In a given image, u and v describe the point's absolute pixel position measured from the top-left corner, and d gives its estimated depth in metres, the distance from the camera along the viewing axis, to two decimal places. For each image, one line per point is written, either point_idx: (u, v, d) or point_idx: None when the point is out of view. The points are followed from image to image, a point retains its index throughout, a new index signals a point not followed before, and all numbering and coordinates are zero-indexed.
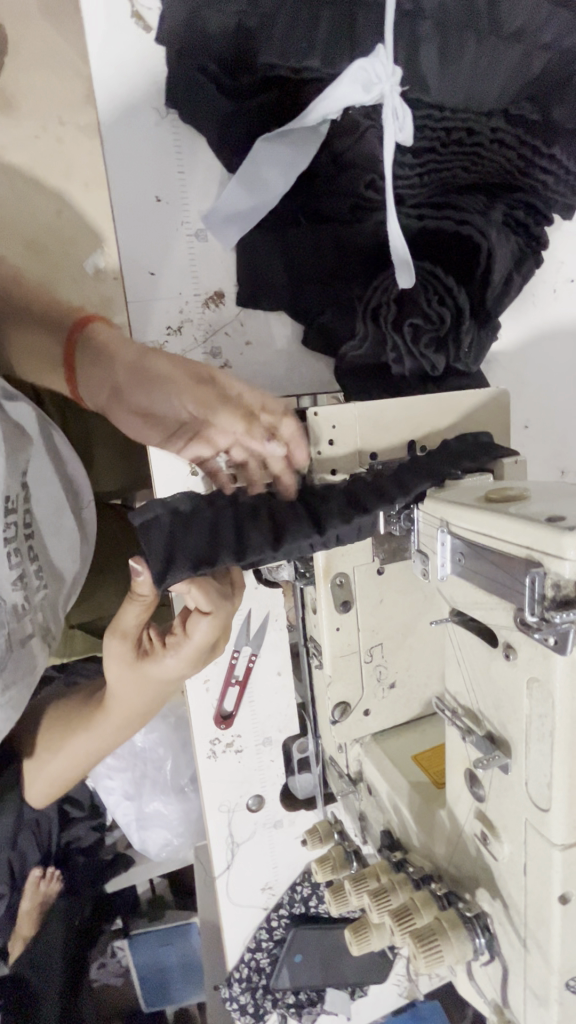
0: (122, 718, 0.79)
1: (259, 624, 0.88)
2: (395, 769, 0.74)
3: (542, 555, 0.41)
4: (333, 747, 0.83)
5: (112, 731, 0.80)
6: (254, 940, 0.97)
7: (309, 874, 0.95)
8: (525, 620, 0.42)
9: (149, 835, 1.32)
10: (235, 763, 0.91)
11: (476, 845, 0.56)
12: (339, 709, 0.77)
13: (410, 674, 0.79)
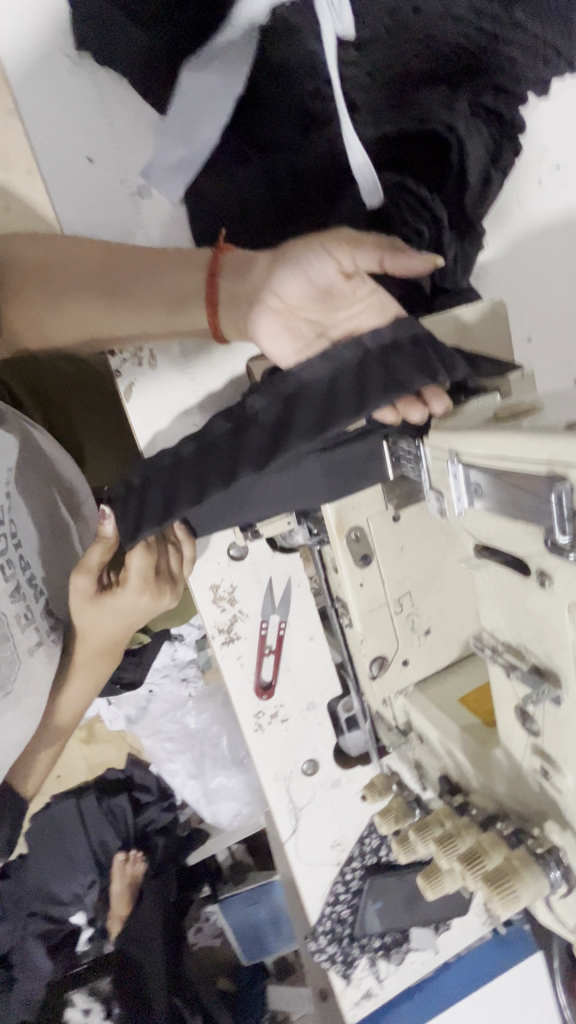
0: (90, 670, 0.80)
1: (283, 592, 0.85)
2: (444, 715, 0.72)
3: (565, 468, 0.37)
4: (378, 702, 0.81)
5: (87, 684, 0.81)
6: (332, 896, 0.98)
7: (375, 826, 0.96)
8: (556, 541, 0.39)
9: (220, 808, 1.38)
10: (283, 732, 0.91)
11: (537, 780, 0.54)
12: (377, 663, 0.76)
13: (444, 618, 0.76)
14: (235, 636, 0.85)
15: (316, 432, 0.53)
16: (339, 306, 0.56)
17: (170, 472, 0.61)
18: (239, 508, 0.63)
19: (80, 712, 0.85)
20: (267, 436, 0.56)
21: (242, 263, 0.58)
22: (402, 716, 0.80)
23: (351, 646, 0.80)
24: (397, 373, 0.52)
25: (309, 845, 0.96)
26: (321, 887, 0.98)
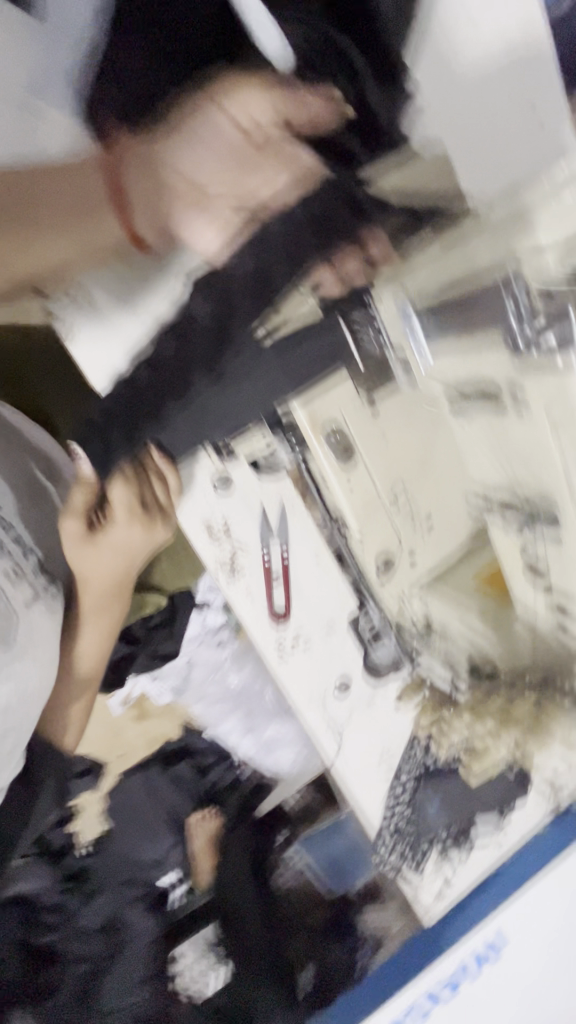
0: (100, 614, 0.87)
1: (278, 515, 0.80)
2: (462, 600, 0.80)
3: (509, 264, 0.46)
4: (394, 607, 0.83)
5: (98, 625, 0.88)
6: (389, 802, 0.99)
7: (417, 733, 0.96)
8: (517, 343, 0.47)
9: (278, 758, 1.34)
10: (307, 656, 0.89)
11: (546, 596, 0.67)
12: (379, 565, 0.76)
13: (445, 504, 0.74)
14: (238, 569, 0.83)
15: (242, 326, 0.57)
16: (258, 168, 0.52)
17: (157, 392, 0.65)
18: (203, 430, 0.68)
19: (102, 661, 0.91)
20: (214, 337, 0.58)
21: (134, 149, 0.51)
22: (417, 609, 0.82)
23: (357, 558, 0.78)
24: (334, 218, 0.52)
25: (357, 761, 0.97)
26: (376, 798, 0.99)
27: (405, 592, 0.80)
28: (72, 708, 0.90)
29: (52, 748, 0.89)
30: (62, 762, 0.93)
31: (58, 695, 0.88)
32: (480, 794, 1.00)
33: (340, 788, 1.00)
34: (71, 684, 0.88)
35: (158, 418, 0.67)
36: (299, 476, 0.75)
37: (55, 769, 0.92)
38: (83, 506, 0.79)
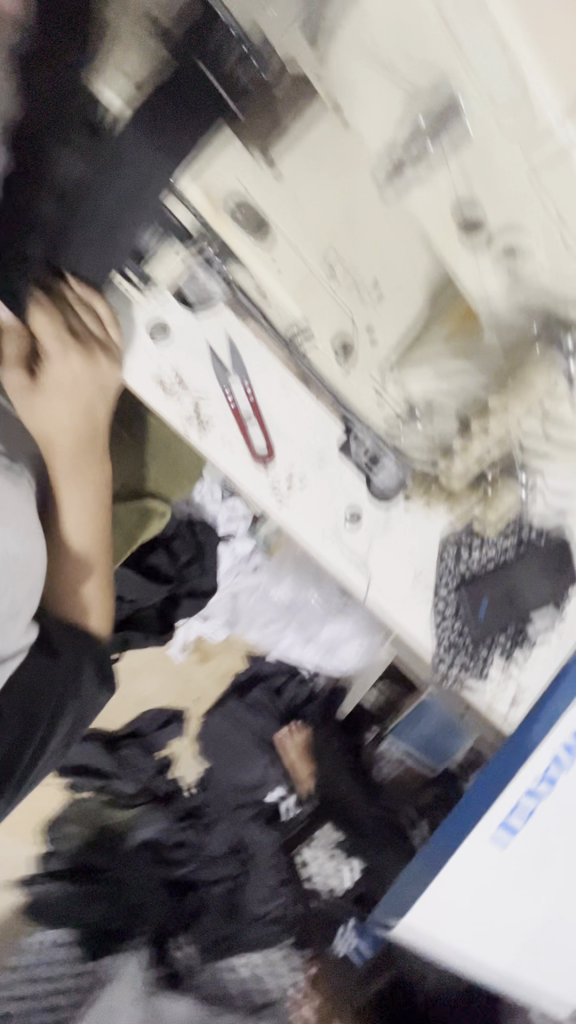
0: (84, 475, 0.73)
1: (228, 350, 0.78)
2: (439, 370, 0.78)
3: None
4: (371, 398, 0.80)
5: (80, 488, 0.73)
6: (437, 620, 0.94)
7: (445, 547, 0.91)
8: None
9: (343, 654, 1.58)
10: (305, 491, 0.86)
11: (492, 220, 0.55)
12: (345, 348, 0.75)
13: (390, 263, 0.68)
14: (206, 419, 0.80)
15: (91, 96, 0.57)
16: None
17: (31, 204, 0.62)
18: (121, 235, 0.65)
19: (103, 539, 0.76)
20: (66, 108, 0.57)
21: None
22: (400, 395, 0.80)
23: (318, 367, 0.78)
24: None
25: (391, 590, 0.93)
26: (425, 620, 0.95)
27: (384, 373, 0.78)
28: (96, 601, 0.76)
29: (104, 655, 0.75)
30: (97, 704, 0.74)
31: (66, 583, 0.74)
32: (528, 580, 0.91)
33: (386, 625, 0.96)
34: (76, 570, 0.74)
35: (62, 241, 0.65)
36: (235, 301, 0.75)
37: (85, 714, 0.73)
38: (16, 353, 0.68)
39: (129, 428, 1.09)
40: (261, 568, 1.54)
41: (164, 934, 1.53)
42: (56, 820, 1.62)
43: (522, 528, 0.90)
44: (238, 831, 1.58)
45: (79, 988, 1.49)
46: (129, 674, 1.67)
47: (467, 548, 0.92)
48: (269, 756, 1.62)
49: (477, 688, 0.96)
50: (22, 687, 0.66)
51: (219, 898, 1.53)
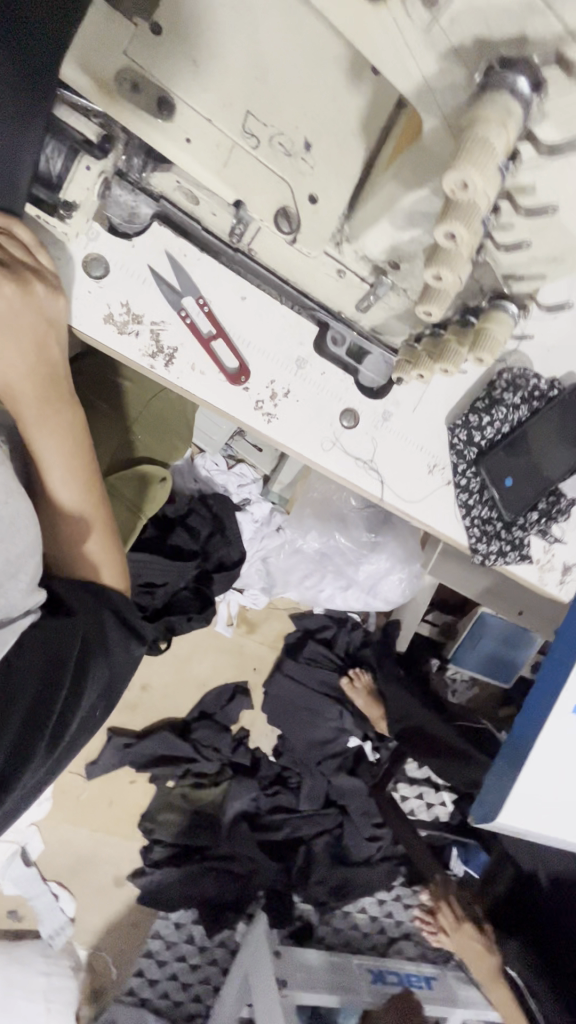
0: (51, 418, 0.66)
1: (171, 265, 0.73)
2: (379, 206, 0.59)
3: None
4: (337, 280, 0.71)
5: (53, 438, 0.66)
6: (467, 511, 0.89)
7: (452, 424, 0.87)
8: None
9: (386, 587, 1.60)
10: (293, 401, 0.81)
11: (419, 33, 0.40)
12: (290, 222, 0.63)
13: (321, 110, 0.57)
14: (171, 351, 0.75)
15: None
16: None
17: None
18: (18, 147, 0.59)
19: (95, 491, 0.71)
20: None
21: None
22: (365, 256, 0.66)
23: (268, 259, 0.72)
24: None
25: (408, 486, 0.88)
26: (452, 511, 0.90)
27: (340, 236, 0.65)
28: (104, 558, 0.72)
29: (128, 613, 0.69)
30: (125, 670, 0.67)
31: (68, 545, 0.70)
32: (542, 440, 0.89)
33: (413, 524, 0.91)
34: (75, 529, 0.70)
35: None
36: (165, 214, 0.72)
37: (114, 680, 0.66)
38: None
39: (108, 399, 1.04)
40: (284, 526, 1.59)
41: (281, 894, 1.56)
42: (149, 811, 1.63)
43: (523, 388, 0.86)
44: (325, 782, 1.62)
45: (216, 960, 1.62)
46: (185, 658, 1.68)
47: (477, 425, 0.87)
48: (340, 704, 1.64)
49: (524, 565, 0.94)
50: (46, 635, 0.60)
51: (323, 847, 1.59)
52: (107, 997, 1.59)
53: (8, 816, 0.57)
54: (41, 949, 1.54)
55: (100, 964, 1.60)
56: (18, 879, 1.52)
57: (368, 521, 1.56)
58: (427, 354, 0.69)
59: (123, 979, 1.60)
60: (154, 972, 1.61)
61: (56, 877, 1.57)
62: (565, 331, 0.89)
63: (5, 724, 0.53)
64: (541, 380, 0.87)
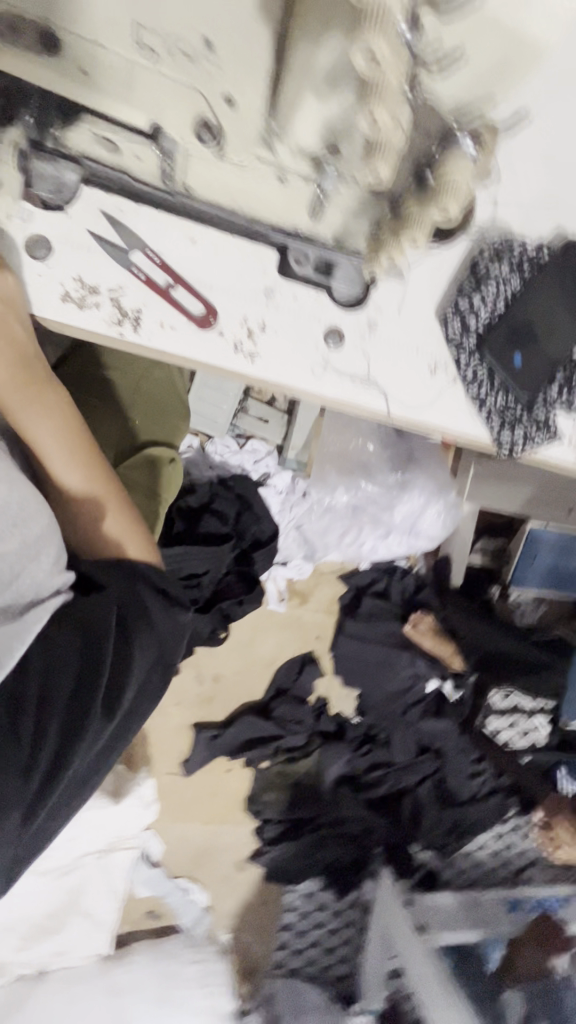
0: (36, 400, 0.68)
1: (113, 226, 0.71)
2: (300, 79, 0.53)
3: None
4: (281, 186, 0.67)
5: (44, 424, 0.68)
6: (481, 403, 0.84)
7: (444, 314, 0.81)
8: None
9: (427, 522, 1.58)
10: (273, 336, 0.77)
11: None
12: (212, 130, 0.62)
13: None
14: (135, 314, 0.73)
15: None
16: None
17: None
18: None
19: (100, 470, 0.71)
20: None
21: None
22: (302, 152, 0.61)
23: (207, 191, 0.70)
24: None
25: (414, 392, 0.83)
26: (465, 408, 0.84)
27: (271, 135, 0.61)
28: (127, 534, 0.71)
29: (163, 581, 0.67)
30: (177, 639, 0.65)
31: (88, 528, 0.70)
32: (544, 306, 0.81)
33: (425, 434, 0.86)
34: (91, 511, 0.70)
35: None
36: (93, 175, 0.69)
37: (166, 650, 0.63)
38: None
39: (101, 395, 1.04)
40: (311, 490, 1.55)
41: (397, 845, 1.58)
42: (253, 792, 1.64)
43: (510, 255, 0.80)
44: (414, 731, 1.60)
45: (352, 920, 1.63)
46: (249, 641, 1.63)
47: (469, 308, 0.81)
48: (409, 655, 1.58)
49: (556, 447, 0.87)
50: (82, 609, 0.59)
51: (429, 792, 1.59)
52: (259, 974, 1.68)
53: (81, 784, 0.58)
54: (186, 940, 1.61)
55: (246, 946, 1.69)
56: (148, 878, 1.59)
57: (391, 461, 1.56)
58: (390, 234, 0.68)
59: (267, 951, 1.70)
60: (297, 941, 1.67)
61: (183, 871, 1.63)
62: (542, 187, 0.81)
63: (53, 697, 0.54)
64: (527, 243, 0.81)
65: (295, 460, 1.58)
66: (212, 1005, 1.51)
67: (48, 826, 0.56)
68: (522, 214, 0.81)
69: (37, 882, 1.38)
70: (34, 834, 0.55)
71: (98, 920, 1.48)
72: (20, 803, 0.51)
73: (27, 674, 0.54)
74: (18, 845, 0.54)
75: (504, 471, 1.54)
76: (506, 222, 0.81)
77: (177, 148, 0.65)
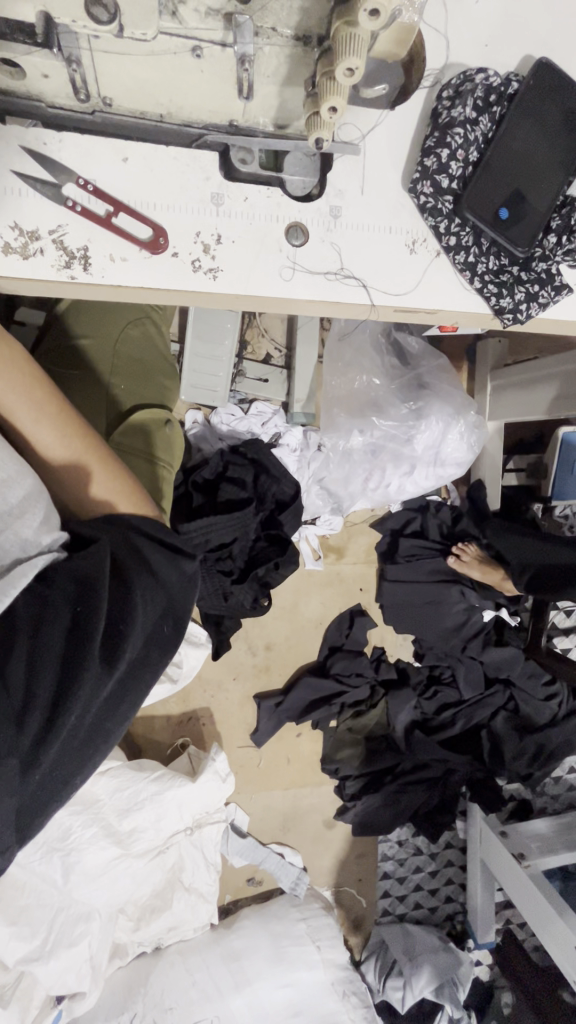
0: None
1: (37, 162, 0.67)
2: None
3: None
4: (197, 64, 0.60)
5: (14, 394, 0.64)
6: (472, 270, 0.76)
7: (414, 181, 0.73)
8: None
9: (449, 447, 1.41)
10: (231, 245, 0.72)
11: None
12: (107, 6, 0.54)
13: None
14: (82, 252, 0.69)
15: None
16: None
17: None
18: None
19: (81, 432, 0.68)
20: None
21: None
22: (210, 9, 0.56)
23: (128, 101, 0.65)
24: None
25: (395, 275, 0.76)
26: (455, 281, 0.77)
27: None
28: (119, 493, 0.69)
29: (166, 536, 0.66)
30: (184, 591, 0.64)
31: (78, 496, 0.67)
32: (522, 147, 0.73)
33: (417, 319, 0.79)
34: (77, 478, 0.67)
35: None
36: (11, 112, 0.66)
37: (174, 599, 0.62)
38: None
39: (81, 365, 1.02)
40: (324, 440, 1.43)
41: (482, 781, 1.50)
42: (326, 752, 1.53)
43: (473, 94, 0.70)
44: (479, 664, 1.49)
45: (449, 859, 1.59)
46: (292, 604, 1.56)
47: (438, 167, 0.72)
48: (458, 586, 1.46)
49: (565, 299, 0.80)
50: (75, 562, 0.56)
51: (504, 724, 1.49)
52: (367, 925, 1.56)
53: (88, 741, 0.53)
54: (289, 900, 1.49)
55: (350, 899, 1.57)
56: (242, 848, 1.47)
57: (401, 392, 1.40)
58: (326, 77, 0.57)
59: (372, 906, 1.57)
60: (399, 887, 1.58)
61: (273, 836, 1.54)
62: (496, 15, 0.74)
63: (45, 643, 0.51)
64: (490, 77, 0.72)
65: (303, 414, 1.46)
66: (328, 958, 1.40)
67: (57, 785, 0.52)
68: (478, 46, 0.74)
69: (131, 866, 1.22)
70: (38, 794, 0.51)
71: (203, 893, 1.36)
72: (18, 752, 0.48)
73: (17, 622, 0.51)
74: (21, 803, 0.50)
75: (523, 377, 1.39)
76: (462, 61, 0.74)
77: (76, 41, 0.57)
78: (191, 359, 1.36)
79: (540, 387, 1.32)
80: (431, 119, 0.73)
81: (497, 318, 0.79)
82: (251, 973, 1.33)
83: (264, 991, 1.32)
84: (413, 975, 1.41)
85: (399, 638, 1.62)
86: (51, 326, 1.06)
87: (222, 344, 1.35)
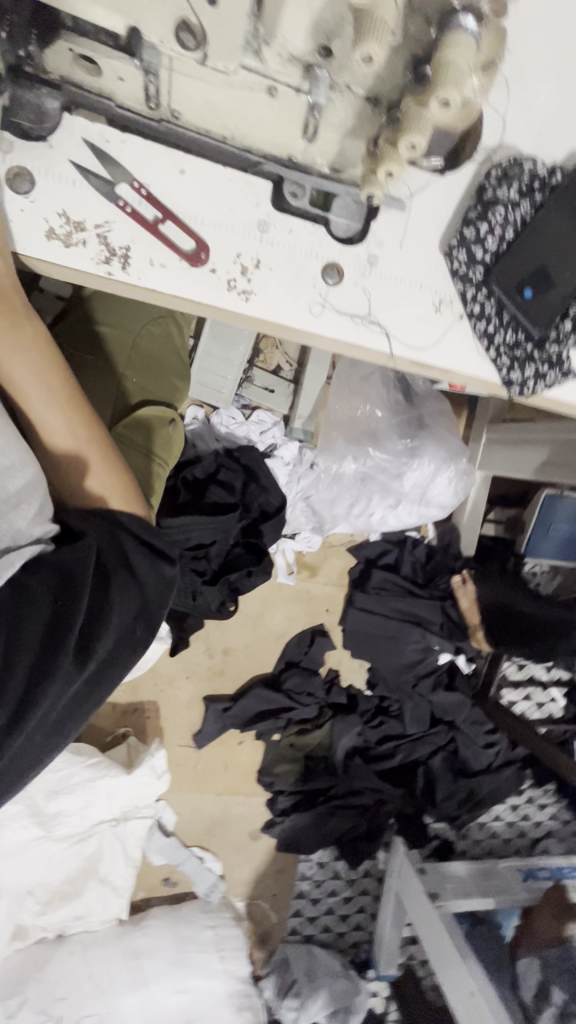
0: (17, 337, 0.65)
1: (95, 157, 0.68)
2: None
3: None
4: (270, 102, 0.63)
5: (30, 376, 0.66)
6: (489, 340, 0.80)
7: (449, 250, 0.77)
8: None
9: (436, 491, 1.45)
10: (268, 270, 0.74)
11: None
12: (194, 34, 0.57)
13: None
14: (123, 251, 0.70)
15: None
16: None
17: None
18: None
19: (88, 423, 0.69)
20: None
21: None
22: (291, 57, 0.59)
23: (195, 117, 0.67)
24: None
25: (414, 328, 0.79)
26: (473, 347, 0.81)
27: (258, 40, 0.58)
28: (114, 489, 0.69)
29: (151, 538, 0.67)
30: (160, 593, 0.64)
31: (73, 486, 0.68)
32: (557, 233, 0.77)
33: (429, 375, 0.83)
34: (75, 469, 0.68)
35: None
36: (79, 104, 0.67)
37: (149, 601, 0.62)
38: None
39: (95, 349, 1.03)
40: (318, 460, 1.45)
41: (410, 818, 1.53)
42: (265, 765, 1.54)
43: (519, 179, 0.76)
44: (427, 703, 1.52)
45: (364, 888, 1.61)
46: (258, 615, 1.57)
47: (475, 238, 0.77)
48: (420, 626, 1.49)
49: (568, 383, 0.84)
50: (60, 558, 0.57)
51: (441, 765, 1.53)
52: (273, 941, 1.58)
53: (49, 734, 0.54)
54: (201, 906, 1.50)
55: (261, 912, 1.58)
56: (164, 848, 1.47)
57: (400, 429, 1.44)
58: (389, 146, 0.60)
59: (282, 921, 1.59)
60: (311, 908, 1.60)
61: (196, 840, 1.54)
62: (552, 106, 0.78)
63: (22, 638, 0.51)
64: (536, 165, 0.77)
65: (302, 430, 1.48)
66: (229, 969, 1.41)
67: (12, 775, 0.53)
68: (532, 133, 0.78)
69: (48, 847, 1.24)
70: None
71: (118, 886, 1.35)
72: None
73: None
74: None
75: (515, 436, 1.44)
76: (514, 144, 0.78)
77: (158, 56, 0.59)
78: (203, 357, 1.37)
79: (532, 448, 1.37)
80: (476, 193, 0.77)
81: (503, 389, 0.83)
82: (150, 974, 1.33)
83: (161, 994, 1.31)
84: (310, 998, 1.44)
85: (355, 665, 1.65)
86: (74, 306, 1.07)
87: (236, 350, 1.37)
